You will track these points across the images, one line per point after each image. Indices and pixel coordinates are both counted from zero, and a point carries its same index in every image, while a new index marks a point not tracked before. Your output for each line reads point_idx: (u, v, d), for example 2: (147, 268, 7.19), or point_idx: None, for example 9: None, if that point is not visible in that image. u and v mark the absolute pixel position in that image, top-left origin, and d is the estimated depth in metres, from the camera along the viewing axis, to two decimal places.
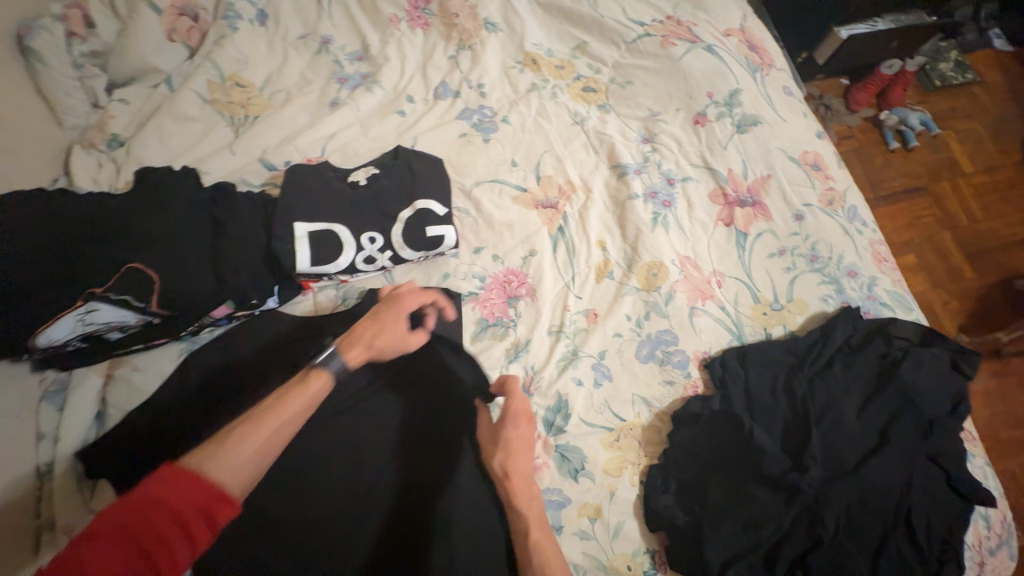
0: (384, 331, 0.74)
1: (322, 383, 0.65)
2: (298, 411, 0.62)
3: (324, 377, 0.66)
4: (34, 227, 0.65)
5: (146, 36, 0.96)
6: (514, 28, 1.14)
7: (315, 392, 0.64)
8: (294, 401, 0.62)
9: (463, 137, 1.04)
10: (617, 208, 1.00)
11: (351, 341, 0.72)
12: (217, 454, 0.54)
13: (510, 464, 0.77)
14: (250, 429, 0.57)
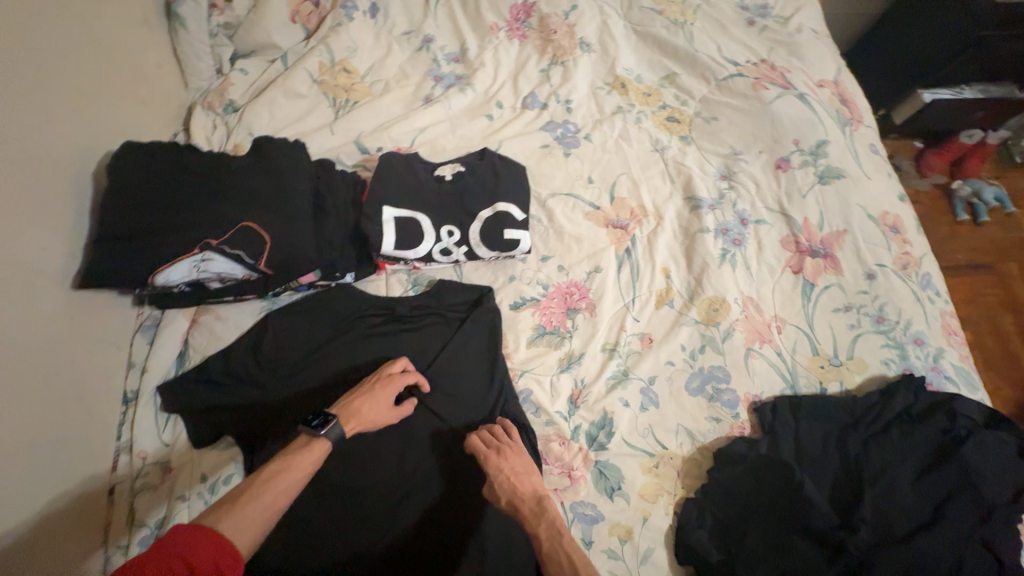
0: (372, 409, 0.74)
1: (321, 447, 0.67)
2: (303, 472, 0.64)
3: (323, 443, 0.67)
4: (169, 179, 0.72)
5: (273, 15, 1.03)
6: (607, 51, 1.18)
7: (316, 456, 0.66)
8: (299, 464, 0.64)
9: (545, 148, 1.08)
10: (685, 240, 1.02)
11: (345, 412, 0.72)
12: (231, 512, 0.57)
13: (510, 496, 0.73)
14: (260, 489, 0.60)
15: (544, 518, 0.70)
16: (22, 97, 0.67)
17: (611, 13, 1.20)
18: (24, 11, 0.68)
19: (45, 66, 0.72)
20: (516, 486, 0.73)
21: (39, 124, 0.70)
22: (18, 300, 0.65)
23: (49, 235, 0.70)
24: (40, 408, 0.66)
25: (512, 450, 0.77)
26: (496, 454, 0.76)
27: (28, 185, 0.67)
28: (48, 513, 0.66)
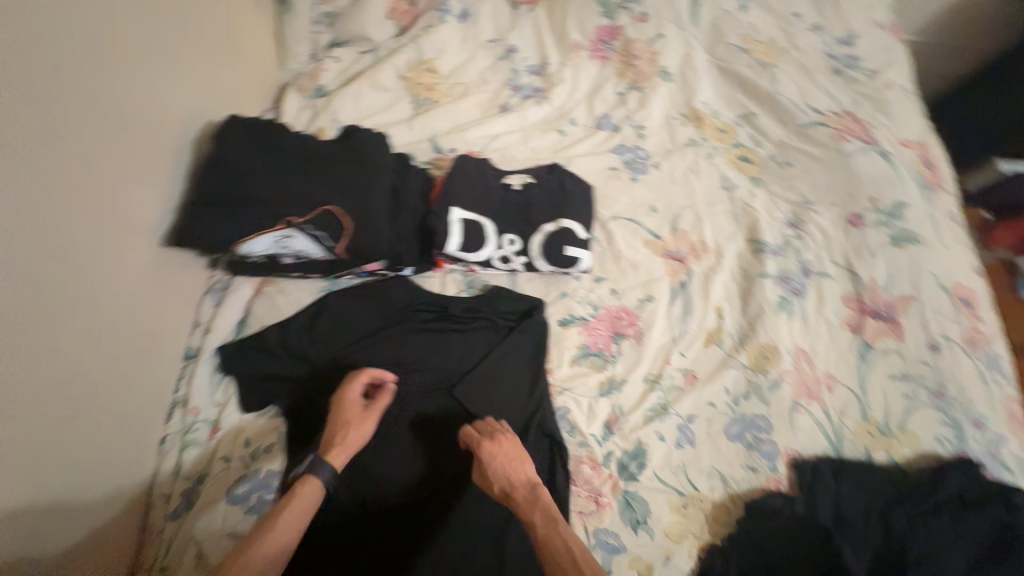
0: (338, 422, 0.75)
1: (310, 490, 0.68)
2: (293, 522, 0.65)
3: (311, 484, 0.68)
4: (263, 154, 0.76)
5: (373, 10, 1.08)
6: (686, 83, 1.19)
7: (305, 500, 0.67)
8: (287, 514, 0.65)
9: (612, 170, 1.09)
10: (742, 281, 1.00)
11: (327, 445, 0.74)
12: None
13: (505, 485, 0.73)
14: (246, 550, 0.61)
15: (538, 503, 0.71)
16: (140, 63, 0.72)
17: (695, 46, 1.21)
18: None
19: (161, 36, 0.77)
20: (509, 473, 0.74)
21: (151, 90, 0.75)
22: (111, 251, 0.69)
23: (149, 189, 0.75)
24: (112, 355, 0.70)
25: (505, 438, 0.77)
26: (490, 442, 0.76)
27: (136, 147, 0.72)
28: (106, 456, 0.69)
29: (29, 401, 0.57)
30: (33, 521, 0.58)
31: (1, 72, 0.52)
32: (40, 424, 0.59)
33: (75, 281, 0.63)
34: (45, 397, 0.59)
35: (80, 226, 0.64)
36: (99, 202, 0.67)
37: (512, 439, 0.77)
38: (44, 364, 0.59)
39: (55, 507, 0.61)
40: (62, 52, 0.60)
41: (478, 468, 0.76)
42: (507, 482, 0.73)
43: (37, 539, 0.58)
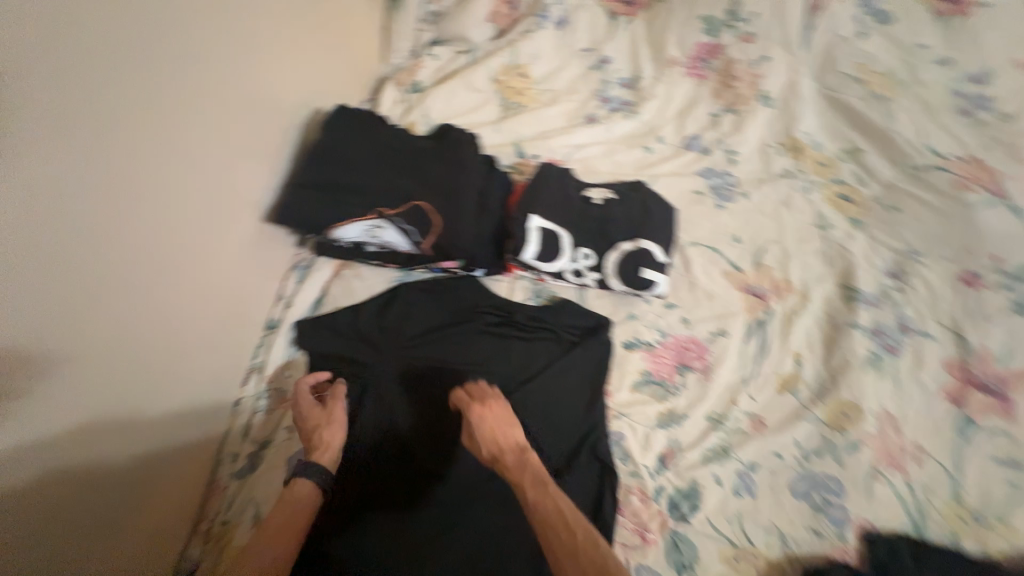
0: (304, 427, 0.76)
1: (302, 490, 0.68)
2: (289, 525, 0.64)
3: (302, 484, 0.68)
4: (364, 146, 0.79)
5: (476, 12, 1.10)
6: (789, 110, 1.12)
7: (298, 501, 0.67)
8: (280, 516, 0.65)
9: (696, 194, 1.05)
10: (828, 328, 0.93)
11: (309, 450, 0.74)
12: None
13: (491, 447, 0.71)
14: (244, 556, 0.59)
15: (527, 464, 0.68)
16: (257, 47, 0.78)
17: (802, 72, 1.14)
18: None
19: (280, 25, 0.83)
20: (496, 435, 0.71)
21: (264, 72, 0.80)
22: (213, 219, 0.74)
23: (258, 167, 0.82)
24: (204, 315, 0.76)
25: (491, 399, 0.76)
26: (478, 404, 0.75)
27: (246, 126, 0.78)
28: (190, 407, 0.75)
29: (123, 346, 0.63)
30: (115, 456, 0.63)
31: (157, 45, 0.61)
32: (129, 367, 0.64)
33: (187, 235, 0.70)
34: (145, 334, 0.66)
35: (192, 191, 0.70)
36: (218, 170, 0.74)
37: (499, 403, 0.76)
38: (157, 304, 0.67)
39: (136, 447, 0.66)
40: (197, 34, 0.66)
41: (468, 431, 0.74)
42: (493, 444, 0.71)
43: (116, 474, 0.63)
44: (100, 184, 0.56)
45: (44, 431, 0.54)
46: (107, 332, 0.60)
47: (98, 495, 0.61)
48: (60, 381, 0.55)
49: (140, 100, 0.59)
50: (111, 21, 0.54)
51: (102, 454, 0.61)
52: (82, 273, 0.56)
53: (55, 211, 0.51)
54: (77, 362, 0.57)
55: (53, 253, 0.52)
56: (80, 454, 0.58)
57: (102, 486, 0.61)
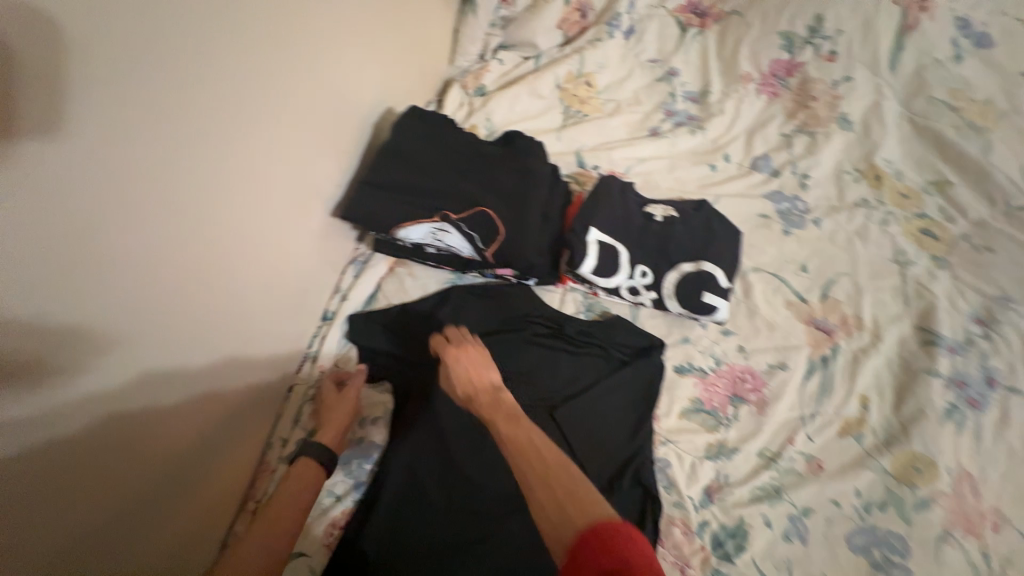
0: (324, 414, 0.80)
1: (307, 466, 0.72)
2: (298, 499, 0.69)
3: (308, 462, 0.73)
4: (433, 148, 0.80)
5: (546, 18, 1.10)
6: (870, 135, 1.06)
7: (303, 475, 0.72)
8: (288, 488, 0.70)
9: (763, 218, 1.00)
10: (900, 372, 0.87)
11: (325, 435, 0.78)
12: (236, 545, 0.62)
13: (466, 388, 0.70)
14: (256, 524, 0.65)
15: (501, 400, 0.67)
16: (341, 46, 0.80)
17: (888, 95, 1.07)
18: None
19: (364, 25, 0.84)
20: (471, 376, 0.71)
21: (343, 70, 0.82)
22: (281, 206, 0.75)
23: (331, 161, 0.84)
24: (263, 300, 0.77)
25: (469, 344, 0.76)
26: (455, 346, 0.75)
27: (322, 120, 0.80)
28: (246, 388, 0.77)
29: (195, 326, 0.65)
30: (180, 431, 0.65)
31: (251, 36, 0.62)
32: (198, 347, 0.66)
33: (254, 219, 0.71)
34: (206, 310, 0.66)
35: (263, 174, 0.71)
36: (289, 157, 0.75)
37: (473, 344, 0.76)
38: (220, 282, 0.67)
39: (199, 423, 0.69)
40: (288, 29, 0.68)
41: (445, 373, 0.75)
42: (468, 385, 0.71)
43: (178, 448, 0.66)
44: (191, 170, 0.58)
45: (121, 402, 0.56)
46: (174, 307, 0.61)
47: (153, 466, 0.62)
48: (127, 350, 0.56)
49: (232, 91, 0.61)
50: (215, 14, 0.56)
51: (169, 428, 0.63)
52: (161, 248, 0.57)
53: (150, 194, 0.54)
54: (144, 336, 0.58)
55: (144, 235, 0.54)
56: (139, 423, 0.59)
57: (157, 457, 0.63)
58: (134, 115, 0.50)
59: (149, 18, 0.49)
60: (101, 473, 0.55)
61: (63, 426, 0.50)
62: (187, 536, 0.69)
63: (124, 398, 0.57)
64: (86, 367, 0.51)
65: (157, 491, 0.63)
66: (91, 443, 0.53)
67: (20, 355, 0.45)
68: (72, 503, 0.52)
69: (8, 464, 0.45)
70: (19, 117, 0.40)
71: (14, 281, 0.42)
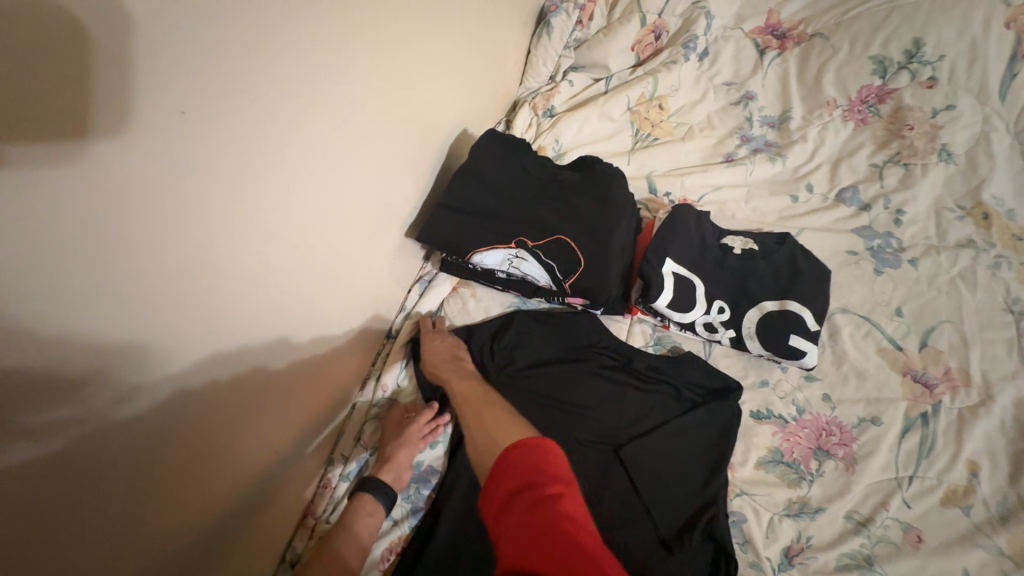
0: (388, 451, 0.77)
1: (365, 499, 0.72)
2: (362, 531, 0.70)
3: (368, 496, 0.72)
4: (510, 172, 0.79)
5: (620, 40, 1.07)
6: (974, 168, 0.96)
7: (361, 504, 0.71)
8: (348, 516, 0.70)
9: (851, 255, 0.93)
10: (1016, 440, 0.77)
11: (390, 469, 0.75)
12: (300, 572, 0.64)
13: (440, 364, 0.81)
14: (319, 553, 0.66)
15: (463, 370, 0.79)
16: (422, 68, 0.80)
17: (997, 125, 0.97)
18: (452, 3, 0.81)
19: (444, 46, 0.84)
20: (437, 349, 0.82)
21: (424, 92, 0.83)
22: (341, 219, 0.72)
23: (410, 181, 0.86)
24: (319, 316, 0.74)
25: (440, 325, 0.89)
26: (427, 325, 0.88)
27: (396, 136, 0.78)
28: (297, 410, 0.73)
29: (279, 347, 0.66)
30: (258, 452, 0.66)
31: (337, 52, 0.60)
32: (280, 368, 0.67)
33: (314, 231, 0.67)
34: (258, 326, 0.61)
35: (326, 184, 0.67)
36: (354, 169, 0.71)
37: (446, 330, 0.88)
38: (272, 296, 0.62)
39: (274, 444, 0.70)
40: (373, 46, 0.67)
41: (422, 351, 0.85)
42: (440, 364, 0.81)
43: (256, 469, 0.67)
44: (270, 182, 0.56)
45: (215, 425, 0.58)
46: (224, 325, 0.55)
47: (193, 497, 0.56)
48: (176, 370, 0.50)
49: (307, 96, 0.58)
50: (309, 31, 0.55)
51: (249, 450, 0.65)
52: (219, 259, 0.52)
53: (231, 205, 0.52)
54: (196, 355, 0.52)
55: (223, 248, 0.52)
56: (186, 450, 0.54)
57: (199, 489, 0.57)
58: (248, 146, 0.52)
59: (251, 32, 0.47)
60: (193, 494, 0.56)
61: (168, 449, 0.51)
62: (255, 552, 0.70)
63: (218, 420, 0.58)
64: (191, 390, 0.53)
65: (236, 512, 0.64)
66: (188, 465, 0.55)
67: (75, 374, 0.40)
68: (166, 522, 0.53)
69: (57, 493, 0.40)
70: (139, 139, 0.40)
71: (103, 295, 0.40)
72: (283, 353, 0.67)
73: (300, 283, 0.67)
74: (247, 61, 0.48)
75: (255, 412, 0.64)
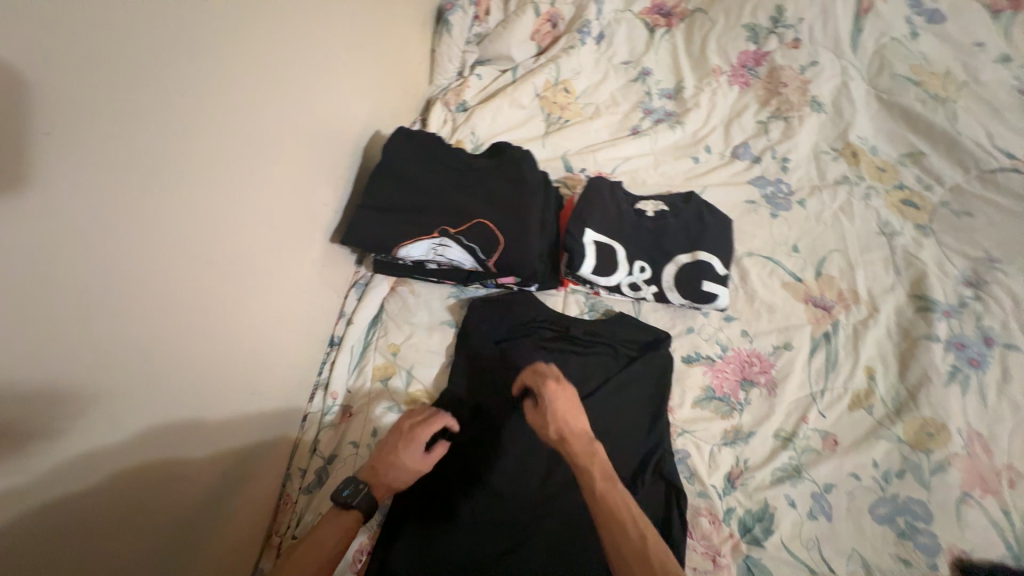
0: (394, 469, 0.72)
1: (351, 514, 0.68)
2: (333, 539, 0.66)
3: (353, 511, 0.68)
4: (424, 165, 0.81)
5: (519, 32, 1.12)
6: (841, 115, 1.09)
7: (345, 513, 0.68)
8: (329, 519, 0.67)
9: (750, 204, 1.03)
10: (901, 343, 0.89)
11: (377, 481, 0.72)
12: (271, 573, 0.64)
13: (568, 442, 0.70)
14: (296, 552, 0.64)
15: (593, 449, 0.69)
16: (323, 77, 0.80)
17: (854, 75, 1.11)
18: (342, 8, 0.82)
19: (342, 52, 0.84)
20: (565, 423, 0.71)
21: (329, 99, 0.83)
22: (263, 230, 0.71)
23: (327, 188, 0.86)
24: (251, 333, 0.72)
25: (564, 384, 0.76)
26: (548, 376, 0.77)
27: (306, 144, 0.78)
28: (242, 427, 0.72)
29: (210, 368, 0.65)
30: (198, 471, 0.64)
31: (227, 68, 0.60)
32: (215, 390, 0.66)
33: (238, 243, 0.67)
34: (187, 348, 0.60)
35: (241, 194, 0.66)
36: (266, 179, 0.71)
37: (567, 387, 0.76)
38: (195, 316, 0.61)
39: (216, 461, 0.68)
40: (264, 59, 0.66)
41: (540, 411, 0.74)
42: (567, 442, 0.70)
43: (201, 488, 0.65)
44: (177, 200, 0.56)
45: (155, 449, 0.57)
46: (146, 349, 0.54)
47: (142, 527, 0.56)
48: (95, 403, 0.49)
49: (201, 112, 0.57)
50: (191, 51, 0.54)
51: (191, 474, 0.63)
52: (131, 281, 0.51)
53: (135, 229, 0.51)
54: (117, 384, 0.51)
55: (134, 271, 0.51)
56: (124, 477, 0.53)
57: (148, 518, 0.57)
58: (145, 168, 0.51)
59: (124, 54, 0.46)
60: (133, 524, 0.55)
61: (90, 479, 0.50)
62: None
63: (144, 446, 0.56)
64: (118, 420, 0.52)
65: (193, 538, 0.64)
66: (131, 495, 0.54)
67: None
68: (115, 556, 0.53)
69: None
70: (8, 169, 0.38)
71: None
72: (218, 373, 0.66)
73: (227, 299, 0.66)
74: (120, 76, 0.46)
75: (198, 432, 0.64)
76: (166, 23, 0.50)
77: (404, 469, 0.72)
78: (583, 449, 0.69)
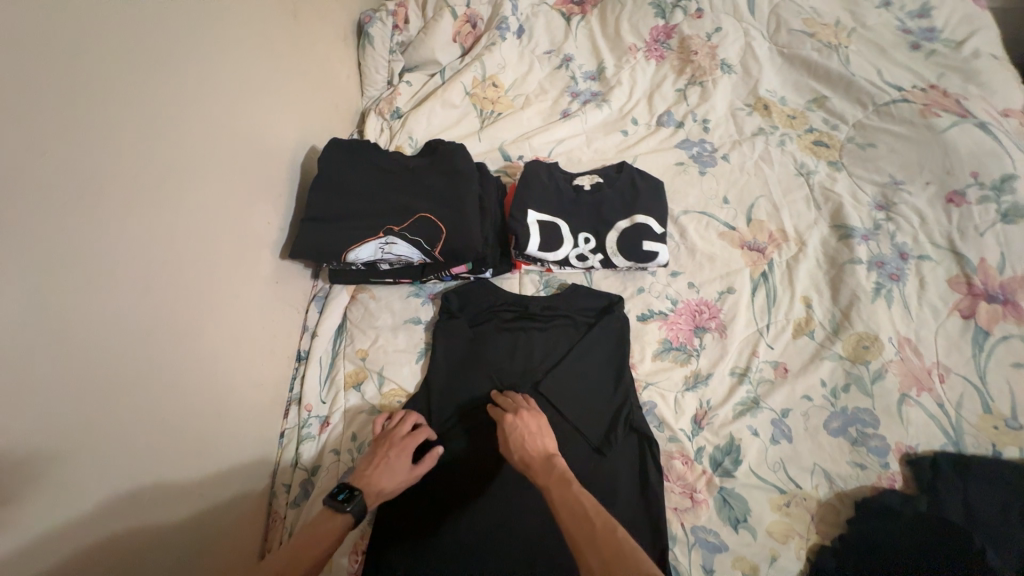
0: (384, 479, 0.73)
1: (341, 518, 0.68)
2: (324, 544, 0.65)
3: (338, 517, 0.68)
4: (361, 172, 0.84)
5: (439, 36, 1.17)
6: (749, 73, 1.17)
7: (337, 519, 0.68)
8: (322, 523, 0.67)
9: (679, 165, 1.09)
10: (831, 271, 0.96)
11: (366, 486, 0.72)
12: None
13: (528, 459, 0.74)
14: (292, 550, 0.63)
15: (554, 466, 0.72)
16: (248, 102, 0.82)
17: (755, 36, 1.19)
18: (256, 35, 0.84)
19: (265, 77, 0.87)
20: (523, 442, 0.76)
21: (258, 123, 0.85)
22: (213, 255, 0.74)
23: (270, 209, 0.88)
24: (214, 359, 0.74)
25: (524, 407, 0.81)
26: (513, 403, 0.82)
27: (242, 169, 0.80)
28: (222, 449, 0.74)
29: (168, 395, 0.65)
30: (171, 497, 0.64)
31: (147, 105, 0.62)
32: (183, 416, 0.67)
33: (193, 269, 0.69)
34: (153, 374, 0.62)
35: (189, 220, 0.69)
36: (209, 205, 0.73)
37: (527, 409, 0.81)
38: (155, 344, 0.63)
39: (189, 487, 0.67)
40: (184, 91, 0.68)
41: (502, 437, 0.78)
42: (526, 456, 0.75)
43: (190, 505, 0.67)
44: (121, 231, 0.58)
45: (131, 476, 0.59)
46: (108, 378, 0.56)
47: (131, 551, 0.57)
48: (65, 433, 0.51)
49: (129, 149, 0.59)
50: (103, 93, 0.56)
51: (176, 493, 0.65)
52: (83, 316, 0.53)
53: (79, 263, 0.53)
54: (84, 413, 0.53)
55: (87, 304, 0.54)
56: (104, 502, 0.56)
57: (137, 541, 0.58)
58: (74, 207, 0.53)
59: (31, 104, 0.48)
60: (120, 549, 0.56)
61: (49, 517, 0.50)
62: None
63: (113, 473, 0.57)
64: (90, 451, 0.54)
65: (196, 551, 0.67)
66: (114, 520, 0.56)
67: None
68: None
69: None
70: None
71: None
72: (187, 397, 0.68)
73: (187, 324, 0.68)
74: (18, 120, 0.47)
75: (177, 456, 0.66)
76: (53, 58, 0.51)
77: (397, 476, 0.74)
78: (542, 462, 0.73)
